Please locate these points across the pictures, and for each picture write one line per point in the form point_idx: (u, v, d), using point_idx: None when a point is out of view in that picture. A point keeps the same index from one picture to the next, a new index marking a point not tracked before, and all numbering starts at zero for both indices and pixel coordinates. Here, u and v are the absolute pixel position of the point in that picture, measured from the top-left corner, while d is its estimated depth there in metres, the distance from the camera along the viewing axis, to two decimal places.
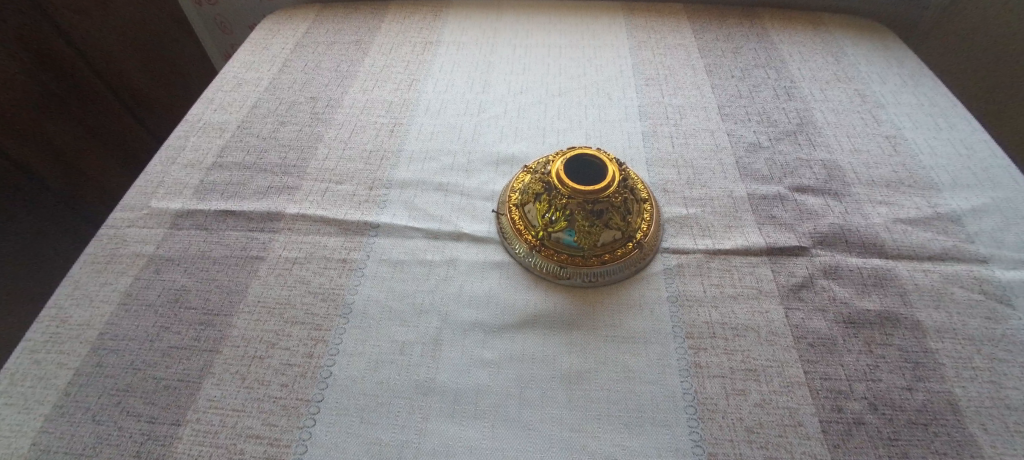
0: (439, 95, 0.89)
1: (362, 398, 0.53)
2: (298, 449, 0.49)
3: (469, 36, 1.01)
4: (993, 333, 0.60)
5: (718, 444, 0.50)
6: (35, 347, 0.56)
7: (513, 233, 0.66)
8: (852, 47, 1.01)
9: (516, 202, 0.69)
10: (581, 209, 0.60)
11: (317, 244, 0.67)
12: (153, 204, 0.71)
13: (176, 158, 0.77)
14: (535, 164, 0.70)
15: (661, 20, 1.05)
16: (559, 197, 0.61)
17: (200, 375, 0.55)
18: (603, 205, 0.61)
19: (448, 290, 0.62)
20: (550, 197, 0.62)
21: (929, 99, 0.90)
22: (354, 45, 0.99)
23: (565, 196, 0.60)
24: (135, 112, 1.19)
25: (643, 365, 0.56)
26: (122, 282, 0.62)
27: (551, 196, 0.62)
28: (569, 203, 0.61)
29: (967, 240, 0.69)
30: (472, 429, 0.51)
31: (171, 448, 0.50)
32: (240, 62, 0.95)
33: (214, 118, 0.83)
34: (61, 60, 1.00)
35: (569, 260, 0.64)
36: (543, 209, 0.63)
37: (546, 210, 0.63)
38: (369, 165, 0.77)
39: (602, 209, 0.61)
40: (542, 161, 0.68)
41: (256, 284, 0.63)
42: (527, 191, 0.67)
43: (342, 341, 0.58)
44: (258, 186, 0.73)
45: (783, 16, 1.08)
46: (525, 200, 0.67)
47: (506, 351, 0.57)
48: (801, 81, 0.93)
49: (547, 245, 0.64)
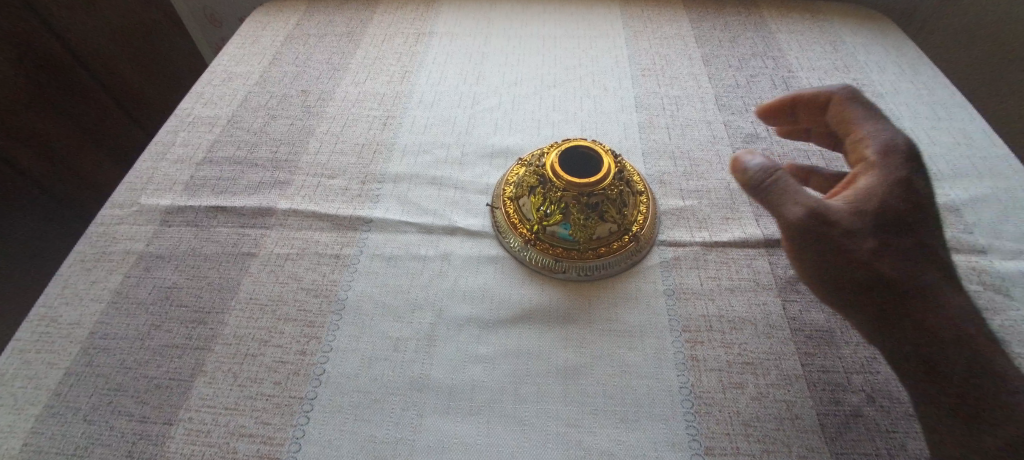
0: (432, 87, 0.88)
1: (356, 395, 0.53)
2: (291, 447, 0.49)
3: (462, 27, 1.00)
4: (992, 323, 0.59)
5: (715, 439, 0.50)
6: (25, 347, 0.56)
7: (508, 227, 0.66)
8: (850, 36, 1.00)
9: (510, 196, 0.68)
10: (577, 202, 0.59)
11: (310, 240, 0.66)
12: (142, 201, 0.70)
13: (166, 154, 0.76)
14: (530, 157, 0.68)
15: (657, 9, 1.04)
16: (555, 189, 0.60)
17: (192, 373, 0.54)
18: (598, 198, 0.60)
19: (442, 286, 0.62)
20: (546, 190, 0.61)
21: (928, 88, 0.90)
22: (345, 37, 0.97)
23: (560, 189, 0.59)
24: (127, 109, 1.18)
25: (639, 359, 0.56)
26: (112, 280, 0.62)
27: (547, 189, 0.61)
28: (565, 196, 0.60)
29: (966, 230, 0.69)
30: (468, 425, 0.50)
31: (164, 447, 0.49)
32: (229, 55, 0.93)
33: (204, 113, 0.82)
34: (52, 57, 0.98)
35: (564, 253, 0.63)
36: (537, 203, 0.62)
37: (541, 204, 0.62)
38: (362, 158, 0.76)
39: (598, 202, 0.60)
40: (537, 153, 0.67)
41: (248, 281, 0.62)
42: (522, 184, 0.66)
43: (336, 337, 0.57)
44: (250, 181, 0.72)
45: (780, 5, 1.06)
46: (519, 193, 0.66)
47: (502, 346, 0.56)
48: (799, 71, 0.91)
49: (542, 238, 0.64)
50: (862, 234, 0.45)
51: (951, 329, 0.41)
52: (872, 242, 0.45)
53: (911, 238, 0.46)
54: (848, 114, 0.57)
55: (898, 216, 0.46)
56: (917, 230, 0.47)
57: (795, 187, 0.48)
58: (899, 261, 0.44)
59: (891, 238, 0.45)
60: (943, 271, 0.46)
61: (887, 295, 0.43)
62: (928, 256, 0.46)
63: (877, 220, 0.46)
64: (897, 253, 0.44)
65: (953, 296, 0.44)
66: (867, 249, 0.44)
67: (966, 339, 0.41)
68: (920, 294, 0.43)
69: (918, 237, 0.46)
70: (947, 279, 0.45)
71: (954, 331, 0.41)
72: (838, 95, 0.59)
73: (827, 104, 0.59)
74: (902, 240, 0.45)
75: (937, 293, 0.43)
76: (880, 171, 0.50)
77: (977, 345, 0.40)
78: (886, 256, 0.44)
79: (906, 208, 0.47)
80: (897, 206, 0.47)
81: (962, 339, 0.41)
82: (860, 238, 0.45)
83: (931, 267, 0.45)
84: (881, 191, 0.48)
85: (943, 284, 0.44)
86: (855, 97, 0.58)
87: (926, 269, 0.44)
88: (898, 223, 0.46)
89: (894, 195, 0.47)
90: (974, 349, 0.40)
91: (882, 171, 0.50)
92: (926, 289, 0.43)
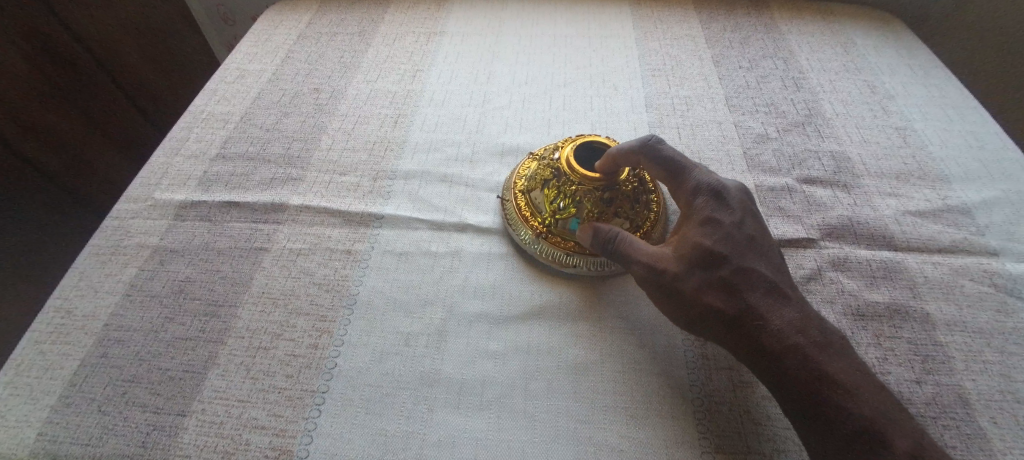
0: (443, 85, 0.88)
1: (367, 388, 0.53)
2: (302, 440, 0.49)
3: (473, 26, 1.00)
4: (1004, 326, 0.59)
5: (726, 438, 0.50)
6: (40, 338, 0.56)
7: (519, 219, 0.65)
8: (861, 37, 0.99)
9: (522, 188, 0.68)
10: (592, 196, 0.59)
11: (322, 236, 0.67)
12: (156, 195, 0.70)
13: (179, 149, 0.77)
14: (543, 151, 0.68)
15: (668, 10, 1.04)
16: (568, 183, 0.60)
17: (205, 365, 0.55)
18: (613, 193, 0.59)
19: (452, 282, 0.62)
20: (560, 184, 0.61)
21: (940, 90, 0.89)
22: (357, 36, 0.98)
23: (575, 182, 0.59)
24: (139, 106, 1.19)
25: (649, 356, 0.56)
26: (126, 273, 0.62)
27: (561, 183, 0.61)
28: (579, 190, 0.59)
29: (978, 232, 0.68)
30: (479, 420, 0.51)
31: (176, 438, 0.50)
32: (243, 53, 0.94)
33: (217, 110, 0.83)
34: (67, 54, 0.99)
35: (576, 247, 0.62)
36: (551, 196, 0.62)
37: (554, 197, 0.62)
38: (373, 156, 0.77)
39: (612, 197, 0.59)
40: (551, 147, 0.67)
41: (261, 276, 0.62)
42: (535, 177, 0.66)
43: (347, 332, 0.58)
44: (262, 178, 0.73)
45: (791, 6, 1.06)
46: (532, 186, 0.66)
47: (512, 342, 0.57)
48: (810, 72, 0.91)
49: (554, 232, 0.63)
50: (687, 276, 0.50)
51: (777, 344, 0.46)
52: (695, 280, 0.50)
53: (725, 269, 0.50)
54: (674, 164, 0.58)
55: (710, 253, 0.50)
56: (734, 262, 0.50)
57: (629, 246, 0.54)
58: (723, 295, 0.49)
59: (710, 274, 0.50)
60: (770, 287, 0.49)
61: (721, 319, 0.48)
62: (747, 277, 0.49)
63: (688, 260, 0.51)
64: (717, 285, 0.49)
65: (778, 308, 0.48)
66: (692, 286, 0.50)
67: (781, 353, 0.45)
68: (746, 316, 0.47)
69: (738, 266, 0.50)
70: (776, 292, 0.49)
71: (784, 349, 0.45)
72: (640, 154, 0.56)
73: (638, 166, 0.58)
74: (718, 273, 0.50)
75: (761, 309, 0.47)
76: (694, 220, 0.54)
77: (805, 356, 0.45)
78: (706, 290, 0.49)
79: (714, 244, 0.51)
80: (708, 245, 0.51)
81: (791, 355, 0.45)
82: (683, 279, 0.50)
83: (747, 283, 0.49)
84: (696, 236, 0.52)
85: (761, 300, 0.48)
86: (654, 149, 0.57)
87: (747, 289, 0.49)
88: (701, 261, 0.50)
89: (703, 236, 0.52)
90: (800, 361, 0.45)
91: (698, 216, 0.54)
92: (751, 309, 0.47)
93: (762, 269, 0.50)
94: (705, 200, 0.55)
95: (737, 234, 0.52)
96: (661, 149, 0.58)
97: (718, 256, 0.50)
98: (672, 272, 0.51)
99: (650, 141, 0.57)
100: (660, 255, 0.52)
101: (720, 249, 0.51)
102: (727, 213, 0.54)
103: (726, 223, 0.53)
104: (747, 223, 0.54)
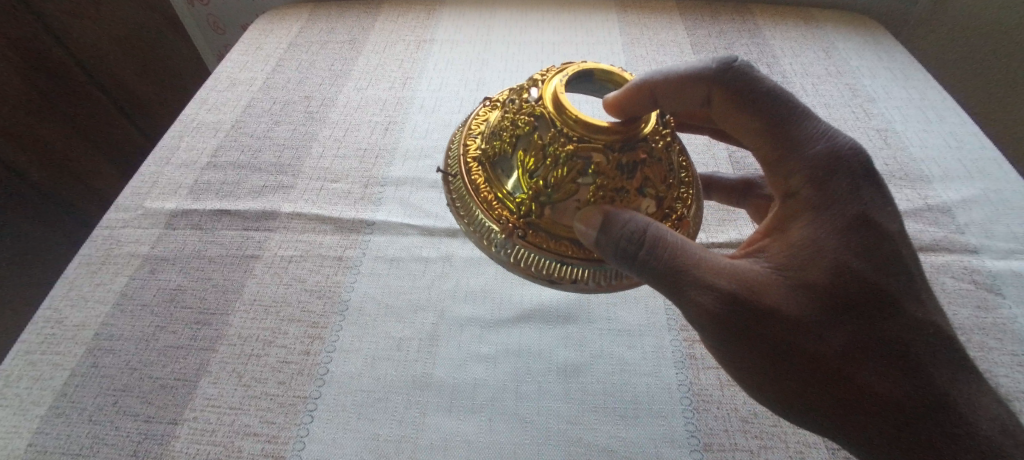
0: (433, 93, 0.89)
1: (358, 394, 0.53)
2: (296, 446, 0.49)
3: (463, 33, 1.02)
4: (984, 321, 0.61)
5: (714, 435, 0.51)
6: (29, 349, 0.56)
7: (480, 205, 0.49)
8: (843, 42, 1.02)
9: (479, 156, 0.52)
10: (601, 161, 0.43)
11: (313, 243, 0.67)
12: (147, 205, 0.71)
13: (170, 158, 0.77)
14: (509, 96, 0.52)
15: (654, 16, 1.05)
16: (562, 138, 0.43)
17: (197, 373, 0.55)
18: (631, 156, 0.43)
19: (444, 287, 0.63)
20: (546, 141, 0.44)
21: (920, 92, 0.92)
22: (348, 45, 0.99)
23: (573, 137, 0.43)
24: (132, 117, 1.21)
25: (637, 357, 0.57)
26: (117, 282, 0.62)
27: (547, 139, 0.44)
28: (578, 150, 0.42)
29: (958, 231, 0.70)
30: (469, 422, 0.51)
31: (167, 446, 0.49)
32: (234, 61, 0.95)
33: (208, 118, 0.83)
34: (58, 66, 1.01)
35: (567, 247, 0.47)
36: (533, 164, 0.45)
37: (538, 166, 0.45)
38: (364, 163, 0.77)
39: (634, 163, 0.44)
40: (522, 86, 0.51)
41: (253, 283, 0.63)
42: (501, 136, 0.49)
43: (339, 337, 0.58)
44: (253, 185, 0.73)
45: (774, 12, 1.08)
46: (500, 151, 0.49)
47: (501, 346, 0.57)
48: (793, 76, 0.93)
49: (535, 224, 0.47)
50: (822, 328, 0.39)
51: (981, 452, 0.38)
52: (840, 339, 0.40)
53: (889, 326, 0.40)
54: (776, 105, 0.45)
55: (854, 292, 0.40)
56: (890, 309, 0.41)
57: (705, 263, 0.41)
58: (879, 363, 0.40)
59: (858, 331, 0.40)
60: (953, 358, 0.41)
61: (900, 410, 0.39)
62: (917, 338, 0.41)
63: (809, 294, 0.40)
64: (871, 353, 0.40)
65: (973, 394, 0.40)
66: (835, 347, 0.39)
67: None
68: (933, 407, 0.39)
69: (898, 318, 0.41)
70: (960, 367, 0.41)
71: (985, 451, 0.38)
72: (716, 85, 0.46)
73: (710, 102, 0.48)
74: (872, 331, 0.40)
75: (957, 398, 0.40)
76: (815, 219, 0.42)
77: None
78: (853, 354, 0.39)
79: (856, 269, 0.40)
80: (846, 272, 0.40)
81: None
82: (821, 337, 0.39)
83: (927, 354, 0.41)
84: (828, 257, 0.41)
85: (951, 383, 0.40)
86: (742, 81, 0.46)
87: (931, 365, 0.40)
88: (834, 302, 0.40)
89: (839, 257, 0.41)
90: None
91: (823, 216, 0.42)
92: (938, 395, 0.40)
93: (940, 321, 0.42)
94: (843, 190, 0.43)
95: (878, 251, 0.42)
96: (751, 78, 0.46)
97: (863, 296, 0.40)
98: (788, 313, 0.40)
99: (732, 67, 0.46)
100: (765, 284, 0.40)
101: (863, 280, 0.41)
102: (862, 211, 0.42)
103: (862, 227, 0.42)
104: (896, 233, 0.43)
